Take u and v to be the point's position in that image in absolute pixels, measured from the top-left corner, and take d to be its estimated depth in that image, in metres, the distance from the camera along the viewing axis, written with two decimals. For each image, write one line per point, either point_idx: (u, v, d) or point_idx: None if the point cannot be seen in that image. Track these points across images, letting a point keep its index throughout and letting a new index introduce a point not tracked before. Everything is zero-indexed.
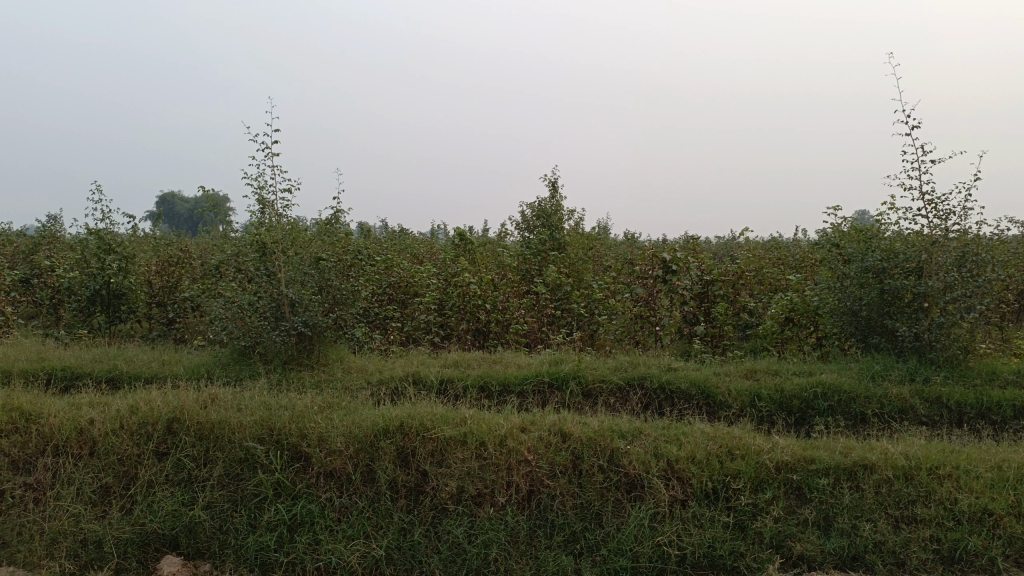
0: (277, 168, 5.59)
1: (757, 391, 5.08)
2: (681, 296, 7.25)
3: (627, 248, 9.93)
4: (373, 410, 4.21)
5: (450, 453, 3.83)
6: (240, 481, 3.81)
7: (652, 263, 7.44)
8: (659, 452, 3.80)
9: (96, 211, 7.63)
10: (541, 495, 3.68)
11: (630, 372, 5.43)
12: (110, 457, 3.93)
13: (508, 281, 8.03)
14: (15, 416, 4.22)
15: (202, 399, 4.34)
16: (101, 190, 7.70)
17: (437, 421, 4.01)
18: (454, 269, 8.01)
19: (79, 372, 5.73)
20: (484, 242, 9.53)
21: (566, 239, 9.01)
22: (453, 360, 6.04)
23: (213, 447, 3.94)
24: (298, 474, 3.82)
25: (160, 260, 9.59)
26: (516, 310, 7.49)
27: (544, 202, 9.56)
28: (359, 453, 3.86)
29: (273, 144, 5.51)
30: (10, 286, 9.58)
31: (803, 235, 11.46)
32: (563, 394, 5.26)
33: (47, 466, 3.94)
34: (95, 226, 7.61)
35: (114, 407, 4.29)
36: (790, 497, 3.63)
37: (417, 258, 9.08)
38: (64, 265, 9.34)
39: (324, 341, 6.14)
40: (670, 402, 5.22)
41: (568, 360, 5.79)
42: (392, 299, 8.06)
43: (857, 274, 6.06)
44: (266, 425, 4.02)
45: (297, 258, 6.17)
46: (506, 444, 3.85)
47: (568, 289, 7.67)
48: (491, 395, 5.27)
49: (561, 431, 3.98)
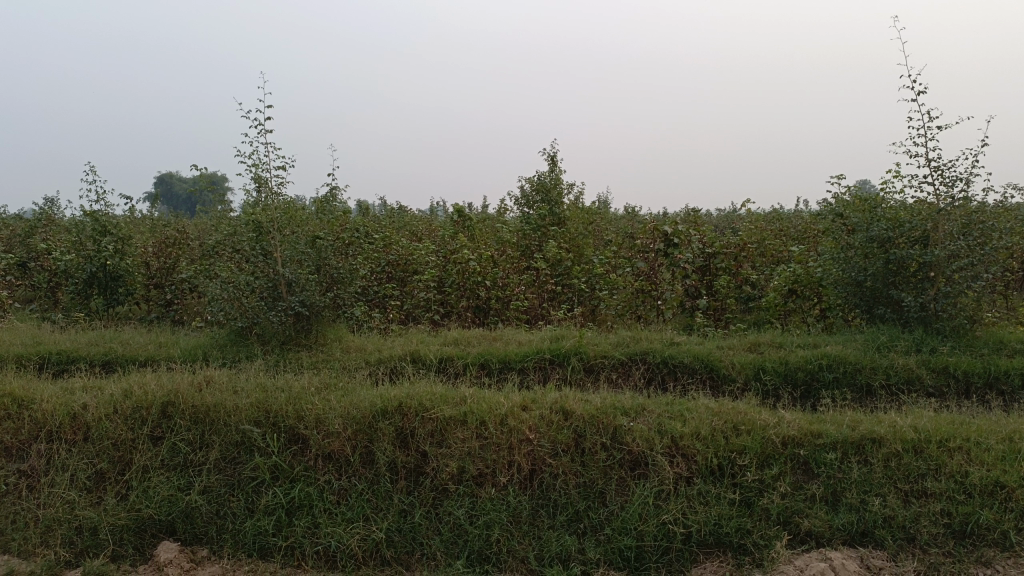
0: (271, 145, 5.46)
1: (761, 363, 5.00)
2: (684, 270, 7.14)
3: (628, 221, 9.82)
4: (371, 391, 4.14)
5: (450, 433, 3.76)
6: (236, 465, 3.74)
7: (654, 237, 7.30)
8: (663, 428, 3.73)
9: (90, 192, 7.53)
10: (544, 474, 3.61)
11: (633, 347, 5.35)
12: (105, 443, 3.87)
13: (507, 257, 7.92)
14: (8, 402, 4.15)
15: (197, 382, 4.26)
16: (94, 170, 7.60)
17: (437, 401, 3.94)
18: (453, 245, 7.90)
19: (74, 356, 5.66)
20: (483, 217, 9.42)
21: (566, 213, 8.90)
22: (453, 338, 5.96)
23: (208, 431, 3.87)
24: (295, 457, 3.75)
25: (157, 241, 9.48)
26: (516, 287, 7.40)
27: (544, 177, 9.44)
28: (358, 434, 3.79)
29: (266, 120, 5.37)
30: (7, 270, 9.49)
31: (805, 206, 11.35)
32: (564, 370, 5.19)
33: (41, 452, 3.88)
34: (90, 208, 7.50)
35: (108, 391, 4.21)
36: (797, 472, 3.56)
37: (415, 235, 8.97)
38: (60, 248, 9.25)
39: (322, 320, 6.06)
40: (673, 376, 5.14)
41: (569, 336, 5.70)
42: (391, 277, 7.95)
43: (862, 244, 5.95)
44: (262, 407, 3.95)
45: (293, 237, 6.07)
46: (507, 423, 3.77)
47: (569, 265, 7.69)
48: (491, 373, 5.20)
49: (563, 408, 3.91)
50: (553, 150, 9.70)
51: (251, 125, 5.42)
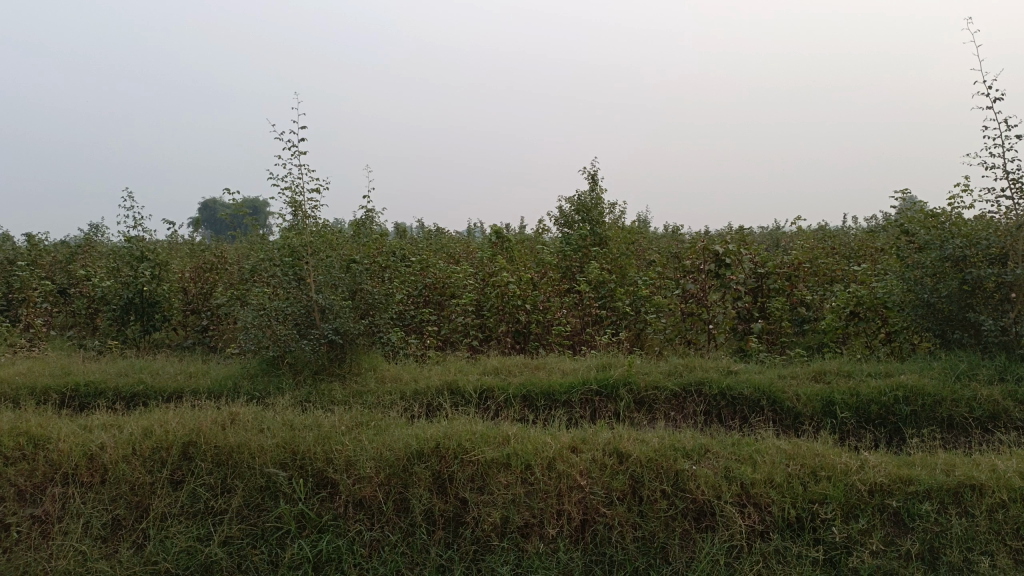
0: (305, 167, 5.34)
1: (829, 395, 4.56)
2: (736, 291, 6.58)
3: (671, 241, 9.39)
4: (405, 429, 3.81)
5: (492, 478, 3.41)
6: (261, 512, 3.43)
7: (703, 257, 6.73)
8: (731, 474, 3.34)
9: (128, 218, 7.46)
10: (597, 526, 3.23)
11: (687, 376, 4.94)
12: (122, 487, 3.59)
13: (548, 279, 7.56)
14: (23, 442, 3.90)
15: (221, 419, 3.98)
16: (132, 197, 7.54)
17: (477, 441, 3.60)
18: (491, 268, 7.58)
19: (102, 388, 5.44)
20: (522, 238, 9.10)
21: (607, 233, 8.53)
22: (493, 366, 5.61)
23: (231, 474, 3.58)
24: (324, 504, 3.43)
25: (194, 267, 9.37)
26: (558, 310, 7.07)
27: (584, 196, 9.06)
28: (391, 479, 3.46)
29: (299, 142, 5.27)
30: (46, 297, 9.43)
31: (854, 222, 10.84)
32: (615, 404, 4.81)
33: (55, 497, 3.61)
34: (128, 233, 7.41)
35: (127, 430, 3.96)
36: (887, 526, 3.14)
37: (452, 257, 8.66)
38: (97, 274, 9.14)
39: (357, 348, 5.77)
40: (733, 410, 4.71)
41: (617, 364, 5.32)
42: (428, 301, 7.64)
43: (933, 263, 5.44)
44: (289, 448, 3.66)
45: (326, 262, 5.81)
46: (555, 467, 3.42)
47: (612, 286, 7.17)
48: (535, 406, 4.84)
49: (616, 450, 3.54)
50: (592, 168, 9.34)
51: (284, 147, 5.30)
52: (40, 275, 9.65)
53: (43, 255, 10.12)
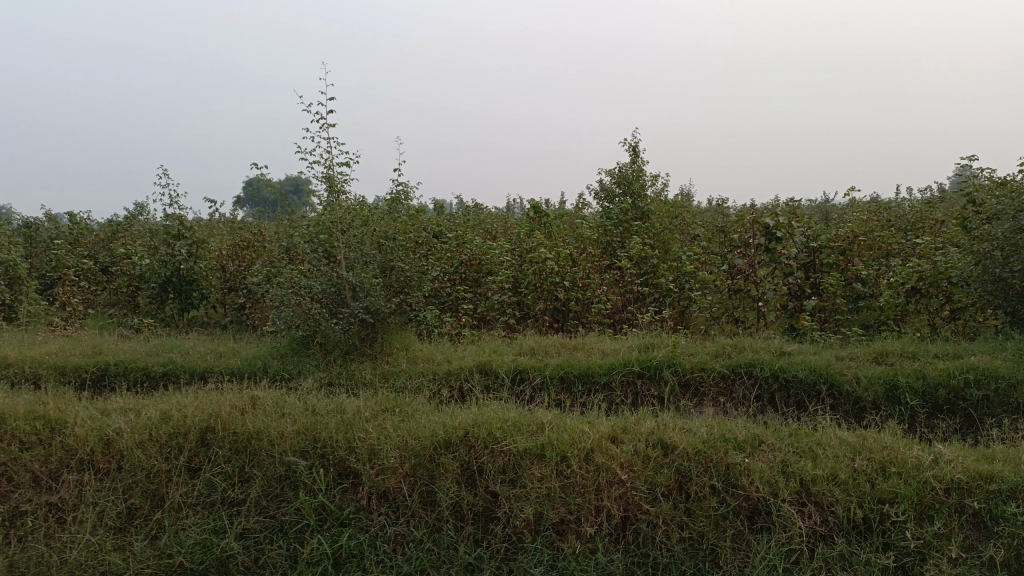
0: (333, 139, 5.08)
1: (893, 378, 4.19)
2: (787, 267, 6.12)
3: (716, 215, 8.96)
4: (433, 415, 3.56)
5: (525, 469, 3.15)
6: (280, 504, 3.23)
7: (752, 230, 6.32)
8: (788, 469, 3.04)
9: (163, 195, 7.16)
10: (639, 525, 2.95)
11: (736, 358, 4.60)
12: (138, 474, 3.42)
13: (588, 255, 7.24)
14: (40, 426, 3.75)
15: (241, 404, 3.78)
16: (168, 173, 7.23)
17: (509, 429, 3.34)
18: (529, 244, 7.30)
19: (132, 368, 5.31)
20: (560, 213, 8.75)
21: (649, 207, 8.15)
22: (529, 346, 5.34)
23: (249, 463, 3.38)
24: (345, 496, 3.21)
25: (231, 244, 9.22)
26: (598, 287, 6.74)
27: (625, 168, 8.68)
28: (417, 470, 3.22)
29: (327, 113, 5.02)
30: (86, 275, 9.44)
31: (908, 194, 10.28)
32: (658, 387, 4.51)
33: (70, 484, 3.45)
34: (164, 212, 7.14)
35: (145, 414, 3.78)
36: (966, 529, 2.80)
37: (490, 233, 8.37)
38: (135, 252, 9.09)
39: (388, 326, 5.55)
40: (786, 394, 4.37)
41: (661, 345, 5.01)
42: (463, 279, 7.36)
43: (1006, 235, 4.97)
44: (310, 435, 3.44)
45: (357, 239, 5.63)
46: (593, 459, 3.13)
47: (655, 262, 6.85)
48: (573, 389, 4.57)
49: (660, 441, 3.25)
50: (633, 139, 8.94)
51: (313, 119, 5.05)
52: (80, 254, 9.66)
53: (84, 233, 10.14)
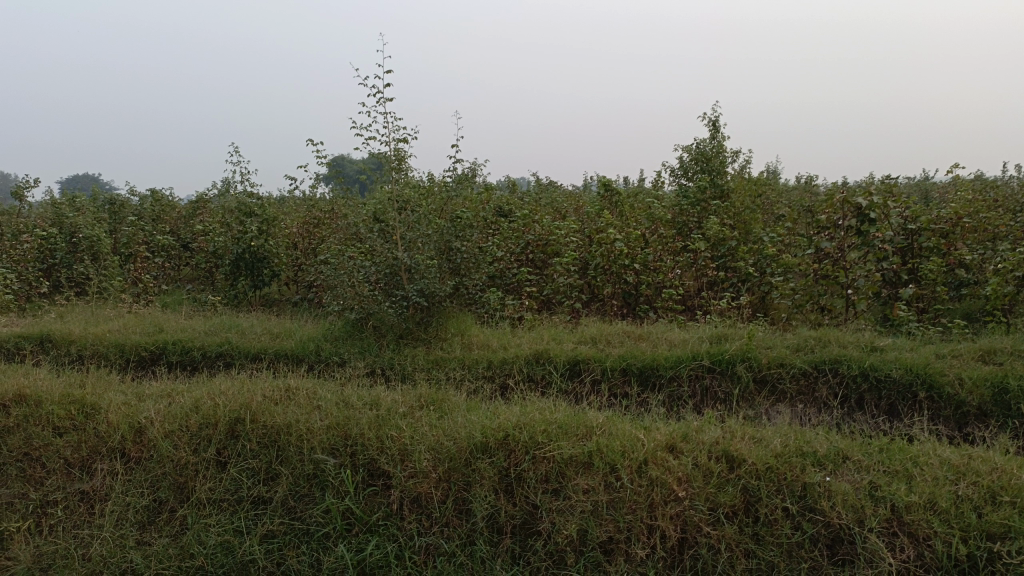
0: (391, 115, 4.77)
1: (1002, 381, 3.64)
2: (881, 251, 5.56)
3: (802, 194, 8.29)
4: (474, 413, 3.26)
5: (569, 479, 2.82)
6: (307, 505, 3.00)
7: (842, 211, 5.69)
8: (877, 493, 2.61)
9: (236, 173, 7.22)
10: (699, 549, 2.57)
11: (820, 353, 4.12)
12: (165, 465, 3.26)
13: (660, 236, 6.73)
14: (76, 411, 3.64)
15: (276, 394, 3.58)
16: (240, 151, 7.29)
17: (555, 433, 3.00)
18: (598, 224, 6.86)
19: (187, 348, 5.21)
20: (635, 191, 8.26)
21: (730, 185, 7.55)
22: (590, 334, 4.97)
23: (277, 459, 3.17)
24: (374, 500, 2.96)
25: (302, 223, 9.16)
26: (671, 271, 6.27)
27: (704, 144, 8.09)
28: (451, 475, 2.93)
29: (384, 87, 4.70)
30: (163, 251, 9.53)
31: (1018, 172, 9.32)
32: (730, 384, 4.07)
33: (100, 473, 3.32)
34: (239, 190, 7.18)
35: (179, 401, 3.63)
36: None
37: (559, 211, 7.93)
38: (210, 230, 9.13)
39: (443, 310, 5.28)
40: (876, 396, 3.87)
41: (736, 337, 4.55)
42: (530, 261, 6.98)
43: None
44: (341, 430, 3.20)
45: (413, 218, 5.37)
46: (647, 472, 2.77)
47: (733, 244, 6.28)
48: (635, 383, 4.19)
49: (725, 453, 2.85)
50: (713, 113, 8.33)
51: (370, 94, 4.74)
52: (159, 229, 9.74)
53: (167, 209, 10.16)
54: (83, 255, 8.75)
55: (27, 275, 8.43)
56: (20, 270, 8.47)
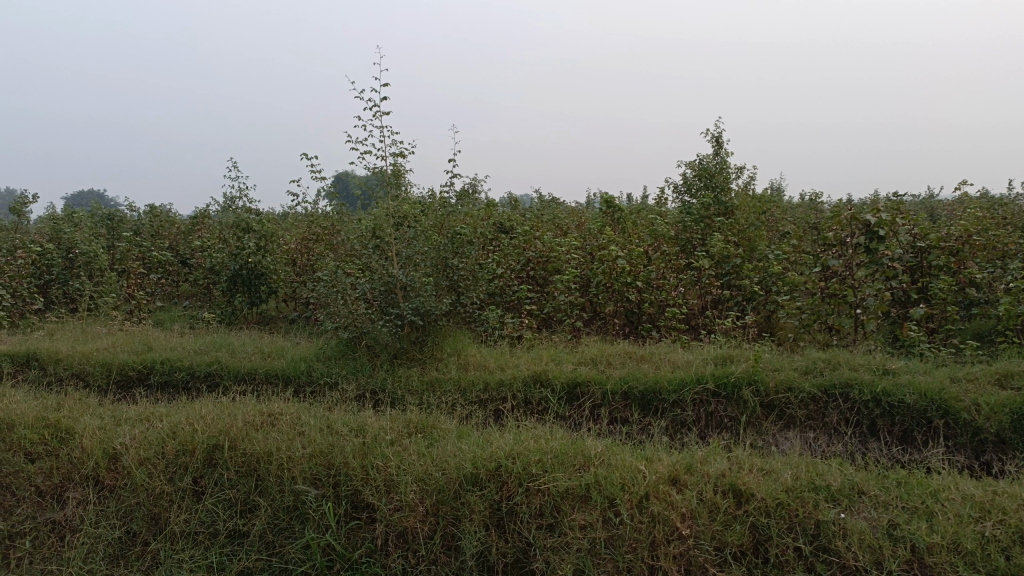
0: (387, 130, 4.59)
1: (1022, 407, 3.44)
2: (890, 269, 5.35)
3: (808, 211, 8.13)
4: (465, 441, 3.08)
5: (565, 514, 2.63)
6: (287, 540, 2.82)
7: (850, 228, 5.51)
8: (896, 532, 2.42)
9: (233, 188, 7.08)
10: None
11: (829, 376, 3.94)
12: (138, 495, 3.08)
13: (663, 253, 6.56)
14: (49, 436, 3.46)
15: (258, 419, 3.41)
16: (238, 166, 7.15)
17: (550, 463, 2.81)
18: (600, 240, 6.67)
19: (176, 367, 5.03)
20: (638, 208, 8.10)
21: (734, 202, 7.37)
22: (591, 355, 4.79)
23: (256, 489, 2.99)
24: (358, 535, 2.77)
25: (301, 239, 9.01)
26: (674, 289, 6.09)
27: (707, 160, 7.93)
28: (439, 509, 2.75)
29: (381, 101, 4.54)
30: (160, 267, 9.36)
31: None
32: (736, 409, 3.89)
33: (72, 501, 3.14)
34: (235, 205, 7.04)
35: (157, 426, 3.45)
36: None
37: (561, 227, 7.77)
38: (208, 246, 8.99)
39: (439, 329, 5.10)
40: (889, 423, 3.67)
41: (742, 359, 4.37)
42: (531, 278, 6.81)
43: None
44: (324, 459, 3.03)
45: (409, 235, 5.20)
46: (648, 507, 2.59)
47: (738, 261, 6.09)
48: (638, 407, 4.01)
49: (732, 487, 2.67)
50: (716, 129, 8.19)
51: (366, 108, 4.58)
52: (156, 245, 9.60)
53: (165, 225, 9.98)
54: (78, 271, 8.60)
55: (20, 291, 8.27)
56: (14, 286, 8.32)
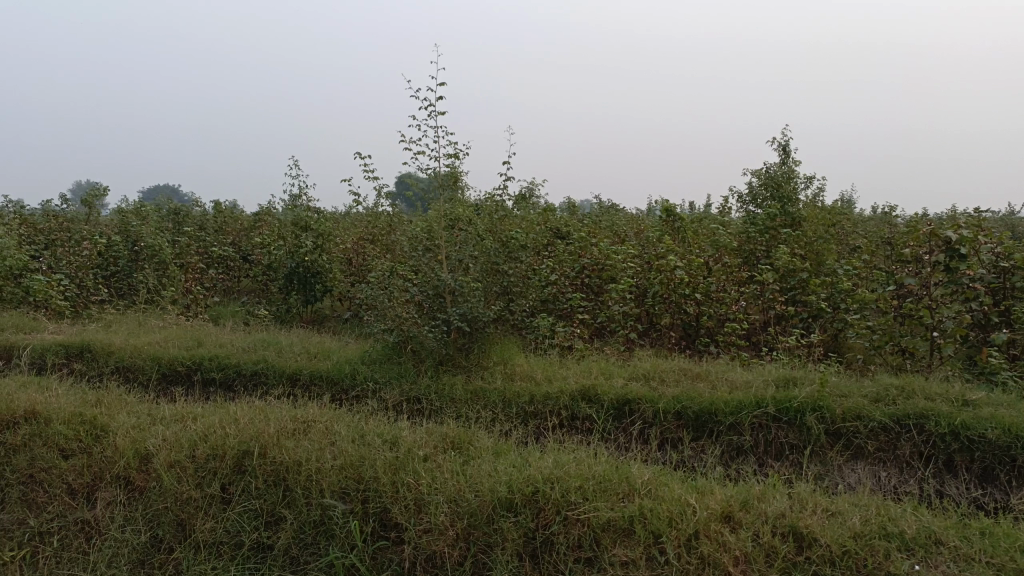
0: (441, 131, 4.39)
1: None
2: (970, 290, 4.86)
3: (881, 225, 7.67)
4: (503, 461, 2.90)
5: (606, 549, 2.43)
6: (312, 556, 2.69)
7: (929, 245, 5.09)
8: None
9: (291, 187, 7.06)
10: None
11: (902, 405, 3.61)
12: (165, 499, 2.99)
13: (725, 265, 6.25)
14: (85, 433, 3.41)
15: (292, 426, 3.29)
16: (296, 164, 7.12)
17: (592, 490, 2.61)
18: (658, 249, 6.36)
19: (224, 364, 4.99)
20: (700, 217, 7.77)
21: (802, 213, 6.93)
22: (644, 370, 4.54)
23: (284, 501, 2.87)
24: (386, 556, 2.62)
25: (357, 239, 8.97)
26: (735, 302, 5.78)
27: (774, 169, 7.55)
28: (470, 533, 2.57)
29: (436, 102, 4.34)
30: (221, 262, 9.46)
31: None
32: (798, 436, 3.60)
33: (101, 502, 3.06)
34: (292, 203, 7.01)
35: (191, 428, 3.36)
36: None
37: (619, 235, 7.51)
38: (266, 243, 9.04)
39: (486, 336, 4.94)
40: (969, 459, 3.34)
41: (806, 382, 4.07)
42: (585, 286, 6.56)
43: None
44: (354, 472, 2.89)
45: (460, 238, 5.04)
46: (698, 547, 2.36)
47: (804, 276, 5.70)
48: (691, 429, 3.76)
49: (792, 529, 2.41)
50: (783, 138, 7.81)
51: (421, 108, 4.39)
52: (218, 239, 9.70)
53: (229, 221, 10.01)
54: (141, 264, 8.75)
55: (85, 282, 8.46)
56: (80, 277, 8.51)
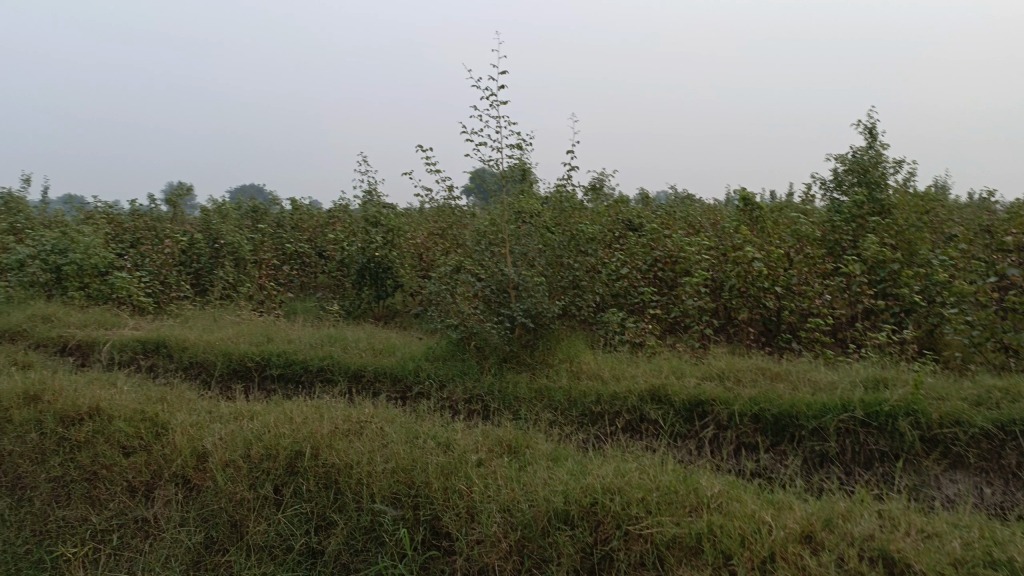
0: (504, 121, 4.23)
1: None
2: None
3: (981, 211, 7.09)
4: (561, 467, 2.72)
5: (670, 568, 2.23)
6: (362, 564, 2.59)
7: None
8: None
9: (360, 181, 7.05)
10: None
11: (1008, 409, 3.24)
12: (219, 499, 2.95)
13: (808, 256, 5.86)
14: (146, 430, 3.40)
15: (345, 426, 3.20)
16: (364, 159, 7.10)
17: (656, 503, 2.41)
18: (734, 240, 6.04)
19: (291, 361, 4.98)
20: (779, 206, 7.36)
21: (892, 200, 6.47)
22: (718, 369, 4.27)
23: (335, 505, 2.78)
24: (437, 566, 2.49)
25: (427, 233, 8.92)
26: (818, 296, 5.41)
27: (860, 154, 7.07)
28: (525, 545, 2.41)
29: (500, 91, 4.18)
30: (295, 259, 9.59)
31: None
32: (888, 443, 3.28)
33: (159, 500, 3.04)
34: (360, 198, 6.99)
35: (246, 426, 3.32)
36: None
37: (693, 226, 7.19)
38: (339, 239, 9.10)
39: (552, 333, 4.76)
40: None
41: (898, 383, 3.72)
42: (658, 279, 6.29)
43: None
44: (406, 476, 2.77)
45: (524, 231, 4.87)
46: (772, 571, 2.13)
47: (895, 267, 5.28)
48: (768, 433, 3.49)
49: (881, 552, 2.16)
50: (870, 120, 7.31)
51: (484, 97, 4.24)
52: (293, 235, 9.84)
53: (304, 218, 10.14)
54: (219, 260, 8.95)
55: (167, 278, 8.70)
56: (163, 274, 8.76)
